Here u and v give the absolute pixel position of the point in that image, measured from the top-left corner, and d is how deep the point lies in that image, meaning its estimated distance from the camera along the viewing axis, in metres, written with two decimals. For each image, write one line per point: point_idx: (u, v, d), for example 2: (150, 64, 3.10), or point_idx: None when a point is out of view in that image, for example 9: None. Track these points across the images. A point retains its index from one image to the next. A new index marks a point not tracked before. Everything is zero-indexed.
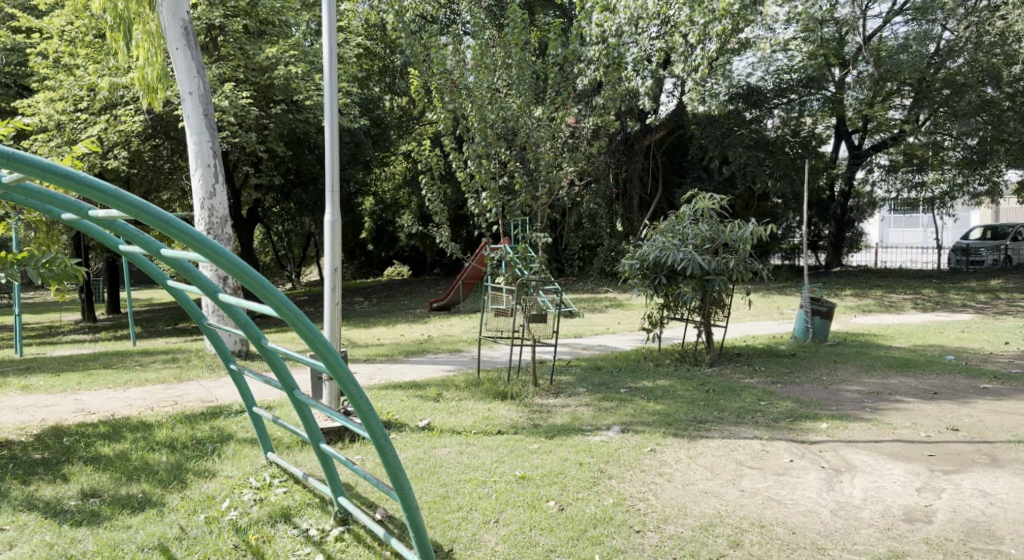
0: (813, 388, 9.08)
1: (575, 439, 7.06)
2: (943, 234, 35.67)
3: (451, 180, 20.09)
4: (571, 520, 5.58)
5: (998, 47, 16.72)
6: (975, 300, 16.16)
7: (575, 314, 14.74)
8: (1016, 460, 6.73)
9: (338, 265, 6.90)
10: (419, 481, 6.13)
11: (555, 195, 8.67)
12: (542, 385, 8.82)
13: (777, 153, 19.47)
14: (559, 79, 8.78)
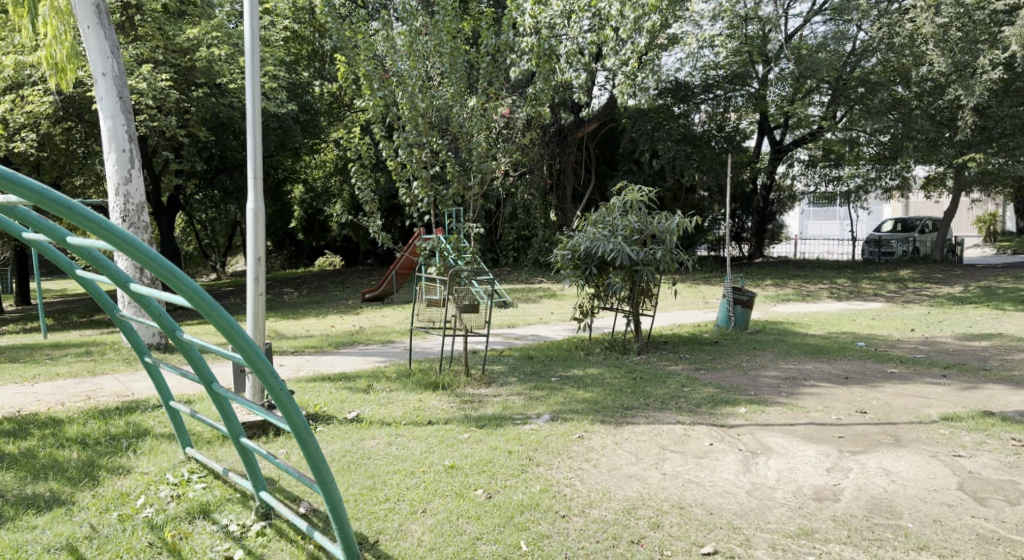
0: (734, 374, 9.39)
1: (505, 429, 7.17)
2: (859, 225, 37.05)
3: (381, 169, 19.96)
4: (497, 508, 5.69)
5: (908, 47, 17.56)
6: (886, 289, 16.90)
7: (508, 305, 14.92)
8: (918, 439, 7.10)
9: (262, 253, 6.85)
10: (346, 474, 6.14)
11: (488, 184, 8.74)
12: (473, 375, 8.89)
13: (704, 147, 20.16)
14: (491, 69, 8.79)
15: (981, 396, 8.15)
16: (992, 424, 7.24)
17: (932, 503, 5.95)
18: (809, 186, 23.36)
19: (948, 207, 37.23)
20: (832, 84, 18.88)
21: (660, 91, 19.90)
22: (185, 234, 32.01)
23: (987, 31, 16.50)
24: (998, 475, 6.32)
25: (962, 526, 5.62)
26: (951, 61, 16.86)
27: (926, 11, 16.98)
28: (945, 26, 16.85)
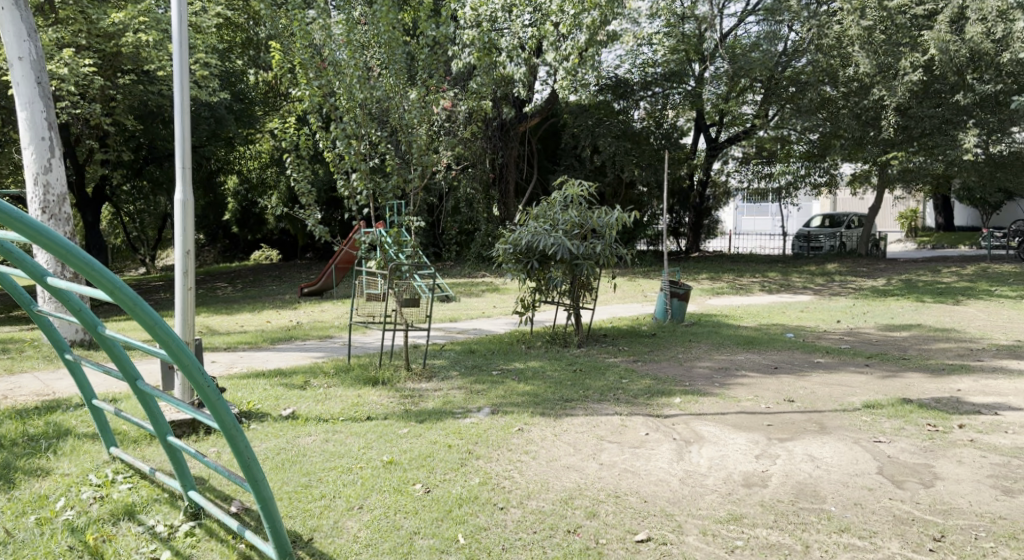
0: (669, 366, 9.60)
1: (446, 423, 7.15)
2: (789, 221, 38.07)
3: (319, 161, 19.83)
4: (436, 502, 5.63)
5: (836, 49, 18.09)
6: (814, 282, 17.42)
7: (451, 299, 14.97)
8: (842, 426, 7.34)
9: (190, 247, 6.78)
10: (280, 472, 6.02)
11: (428, 177, 8.79)
12: (414, 369, 8.86)
13: (642, 143, 20.28)
14: (431, 60, 8.70)
15: (900, 384, 8.48)
16: (909, 410, 7.55)
17: (854, 487, 6.11)
18: (743, 183, 24.29)
19: (872, 203, 38.47)
20: (765, 83, 19.50)
21: (600, 87, 20.29)
22: (112, 227, 31.21)
23: (907, 35, 17.35)
24: (915, 459, 6.52)
25: (880, 508, 5.75)
26: (875, 63, 17.32)
27: (852, 14, 17.44)
28: (870, 29, 17.41)
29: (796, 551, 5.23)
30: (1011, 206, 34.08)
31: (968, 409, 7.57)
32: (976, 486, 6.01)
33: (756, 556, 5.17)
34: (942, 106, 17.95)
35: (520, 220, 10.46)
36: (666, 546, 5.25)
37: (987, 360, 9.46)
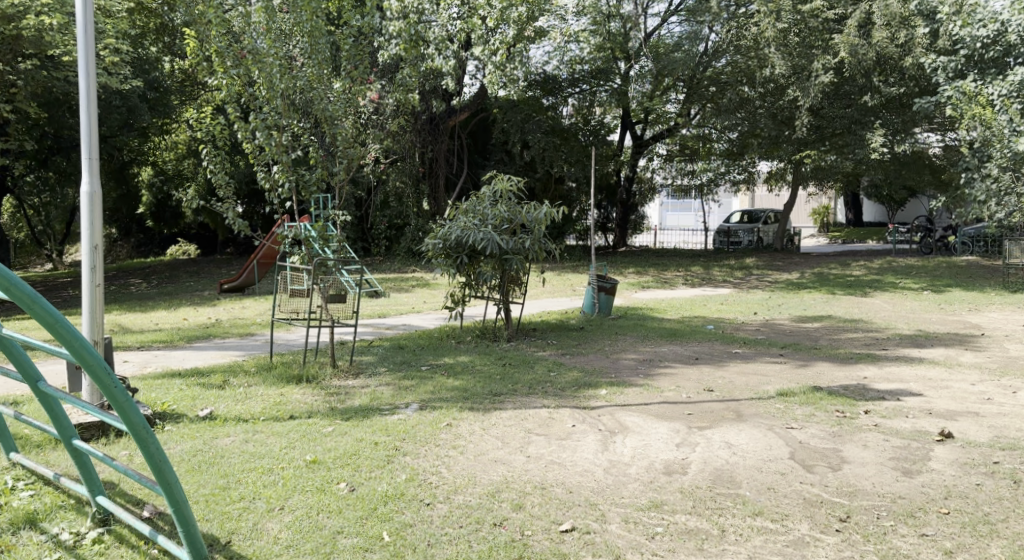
0: (596, 358, 9.81)
1: (372, 420, 6.96)
2: (710, 216, 39.09)
3: (238, 152, 19.57)
4: (360, 500, 5.41)
5: (754, 50, 18.64)
6: (734, 276, 17.96)
7: (380, 294, 15.00)
8: (757, 414, 7.60)
9: (98, 242, 6.67)
10: (197, 474, 5.72)
11: (353, 170, 8.76)
12: (340, 367, 8.74)
13: (570, 139, 20.76)
14: (356, 50, 8.55)
15: (811, 372, 8.89)
16: (819, 397, 7.91)
17: (767, 472, 6.21)
18: (667, 180, 24.99)
19: (787, 199, 39.82)
20: (688, 82, 20.00)
21: (529, 83, 20.29)
22: (15, 221, 30.05)
23: (820, 37, 18.22)
24: (825, 444, 6.73)
25: (792, 491, 5.84)
26: (790, 64, 17.94)
27: (769, 16, 17.85)
28: (785, 31, 18.02)
29: (713, 535, 5.23)
30: (915, 203, 35.77)
31: (873, 395, 7.98)
32: (880, 468, 6.18)
33: (676, 542, 5.15)
34: (851, 106, 18.74)
35: (450, 214, 10.42)
36: (589, 536, 5.20)
37: (892, 349, 9.95)
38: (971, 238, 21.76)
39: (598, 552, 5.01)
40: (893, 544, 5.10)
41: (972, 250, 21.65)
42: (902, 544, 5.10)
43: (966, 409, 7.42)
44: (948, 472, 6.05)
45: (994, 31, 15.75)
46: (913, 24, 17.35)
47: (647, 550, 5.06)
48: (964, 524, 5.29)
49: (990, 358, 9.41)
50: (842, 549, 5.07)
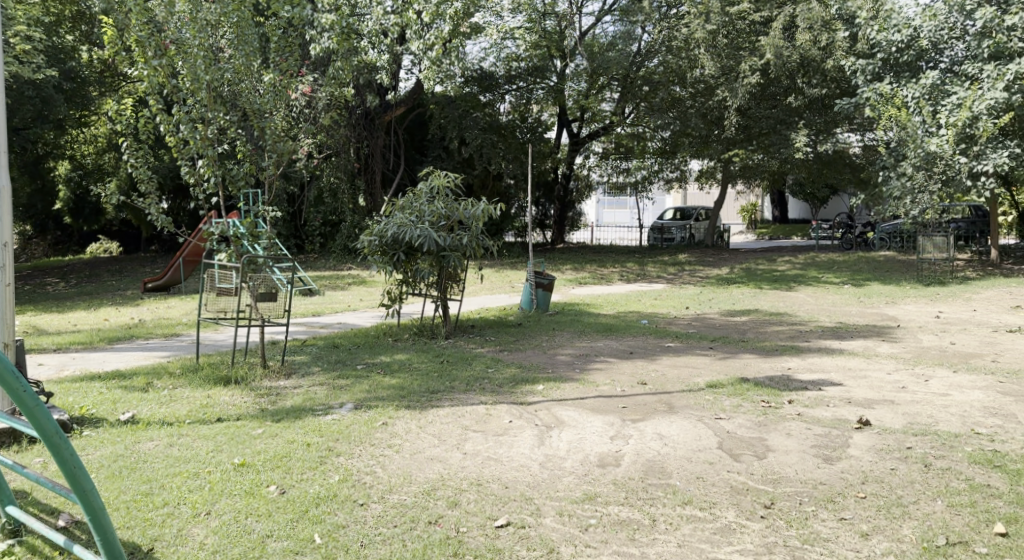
0: (534, 354, 9.93)
1: (304, 420, 6.94)
2: (644, 213, 39.70)
3: (161, 146, 19.16)
4: (291, 503, 5.42)
5: (684, 51, 19.08)
6: (667, 272, 18.32)
7: (314, 293, 14.90)
8: (689, 406, 7.80)
9: (9, 239, 6.42)
10: (117, 480, 5.65)
11: (283, 165, 8.64)
12: (271, 367, 8.66)
13: (508, 137, 20.65)
14: (285, 43, 8.39)
15: (739, 364, 9.17)
16: (746, 388, 8.17)
17: (697, 462, 6.39)
18: (603, 178, 24.93)
19: (717, 197, 40.66)
20: (622, 82, 20.40)
21: (465, 79, 20.31)
22: None
23: (747, 39, 18.90)
24: (750, 433, 6.96)
25: (720, 480, 6.03)
26: (718, 65, 18.58)
27: (698, 19, 18.54)
28: (714, 32, 18.52)
29: (644, 525, 5.40)
30: (838, 200, 36.93)
31: (797, 385, 8.27)
32: (802, 455, 6.42)
33: (609, 533, 5.30)
34: (777, 107, 19.45)
35: (386, 211, 10.31)
36: (524, 530, 5.32)
37: (815, 340, 10.31)
38: (890, 233, 22.71)
39: (532, 546, 5.13)
40: (814, 528, 5.32)
41: (891, 245, 22.61)
42: (822, 528, 5.32)
43: (882, 398, 7.76)
44: (865, 458, 6.32)
45: (908, 37, 16.85)
46: (834, 27, 18.18)
47: (581, 542, 5.19)
48: (879, 507, 5.54)
49: (906, 348, 9.83)
50: (766, 535, 5.26)
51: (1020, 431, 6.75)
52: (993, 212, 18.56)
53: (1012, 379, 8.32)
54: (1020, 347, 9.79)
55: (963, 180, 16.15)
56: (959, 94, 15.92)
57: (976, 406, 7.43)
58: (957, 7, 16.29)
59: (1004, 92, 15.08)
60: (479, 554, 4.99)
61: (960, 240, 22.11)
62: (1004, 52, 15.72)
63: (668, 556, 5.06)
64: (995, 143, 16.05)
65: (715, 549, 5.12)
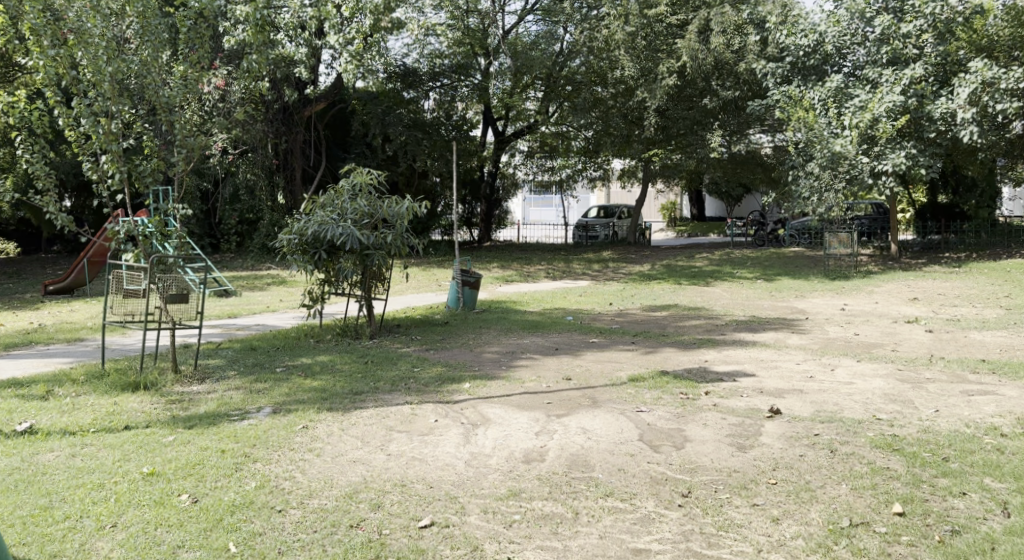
0: (460, 353, 9.92)
1: (219, 427, 6.80)
2: (569, 211, 40.10)
3: (61, 142, 18.51)
4: (204, 512, 5.32)
5: (605, 52, 19.38)
6: (592, 269, 18.55)
7: (230, 294, 14.55)
8: (612, 400, 7.88)
9: None
10: (13, 494, 5.45)
11: (194, 160, 8.42)
12: (183, 372, 8.42)
13: (433, 134, 20.54)
14: (195, 34, 8.13)
15: (659, 358, 9.35)
16: (666, 381, 8.33)
17: (618, 454, 6.47)
18: (529, 176, 25.22)
19: (638, 195, 41.34)
20: (546, 81, 20.69)
21: (388, 75, 20.23)
22: None
23: (664, 42, 19.22)
24: (670, 425, 7.08)
25: (640, 471, 6.13)
26: (638, 67, 18.92)
27: (617, 20, 18.62)
28: (633, 34, 18.78)
29: (567, 518, 5.46)
30: (752, 200, 37.97)
31: (713, 377, 8.48)
32: (718, 445, 6.58)
33: (533, 528, 5.35)
34: (693, 109, 19.72)
35: (306, 208, 10.11)
36: (448, 529, 5.32)
37: (730, 334, 10.57)
38: (800, 229, 23.50)
39: (456, 545, 5.14)
40: (728, 515, 5.46)
41: (801, 241, 23.47)
42: (736, 514, 5.47)
43: (792, 387, 8.01)
44: (776, 445, 6.52)
45: (814, 42, 17.62)
46: (745, 31, 18.92)
47: (505, 538, 5.23)
48: (790, 492, 5.73)
49: (813, 340, 10.18)
50: (683, 523, 5.38)
51: (916, 416, 7.06)
52: (892, 210, 19.38)
53: (911, 366, 8.69)
54: (917, 336, 10.25)
55: (865, 179, 16.67)
56: (861, 98, 16.66)
57: (878, 393, 7.74)
58: (857, 14, 17.16)
59: (902, 95, 16.17)
60: (402, 556, 4.98)
61: (863, 236, 23.05)
62: (900, 58, 16.91)
63: (589, 548, 5.13)
64: (893, 144, 16.79)
65: (634, 540, 5.22)
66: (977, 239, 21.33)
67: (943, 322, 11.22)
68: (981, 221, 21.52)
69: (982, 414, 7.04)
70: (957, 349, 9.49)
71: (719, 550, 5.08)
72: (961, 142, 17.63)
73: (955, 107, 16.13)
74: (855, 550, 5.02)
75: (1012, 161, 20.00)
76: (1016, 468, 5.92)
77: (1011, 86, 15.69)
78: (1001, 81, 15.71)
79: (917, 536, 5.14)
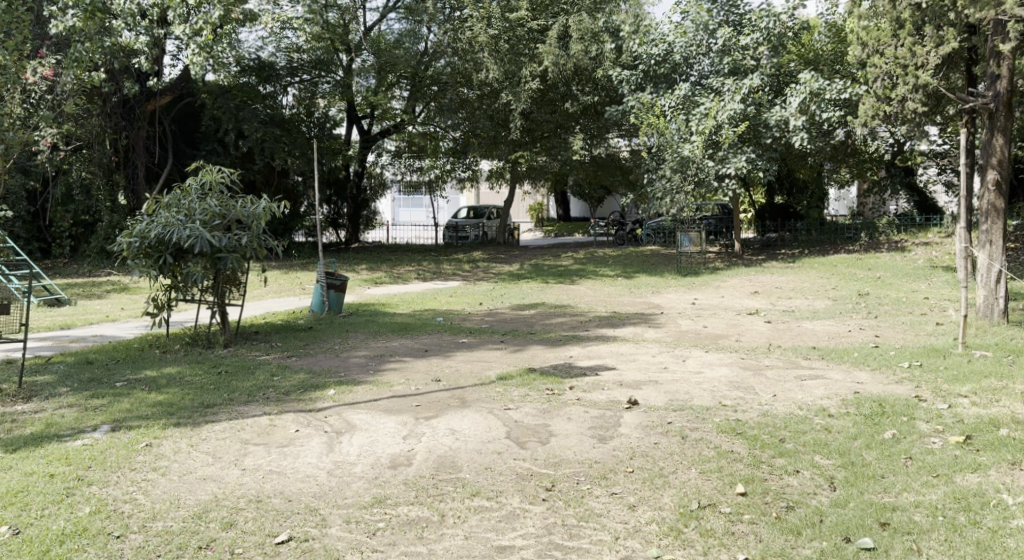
0: (324, 358, 9.59)
1: (47, 448, 6.28)
2: (439, 213, 40.05)
3: None
4: (27, 544, 4.89)
5: (470, 55, 19.28)
6: (462, 269, 18.46)
7: (64, 303, 13.59)
8: (480, 399, 7.78)
9: None
10: None
11: (14, 157, 7.78)
12: (7, 391, 7.72)
13: (292, 131, 20.00)
14: (13, 21, 7.53)
15: (526, 356, 9.38)
16: (533, 378, 8.34)
17: (485, 453, 6.38)
18: (397, 176, 25.05)
19: (505, 196, 41.72)
20: (411, 81, 20.44)
21: (241, 69, 19.37)
22: None
23: (526, 45, 19.27)
24: (536, 421, 7.06)
25: (506, 468, 6.06)
26: (502, 70, 18.89)
27: (480, 22, 18.95)
28: (496, 37, 18.97)
29: (433, 521, 5.32)
30: (612, 199, 38.95)
31: (577, 372, 8.57)
32: (580, 437, 6.60)
33: (397, 535, 5.18)
34: (555, 113, 20.10)
35: (148, 208, 9.51)
36: (307, 543, 5.08)
37: (592, 330, 10.73)
38: (655, 228, 24.61)
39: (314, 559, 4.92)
40: (589, 505, 5.48)
41: (657, 240, 24.27)
42: (596, 504, 5.48)
43: (648, 379, 8.19)
44: (634, 435, 6.60)
45: (663, 51, 18.30)
46: (602, 39, 19.26)
47: (367, 548, 5.04)
48: (645, 479, 5.80)
49: (668, 333, 10.47)
50: (547, 516, 5.36)
51: (758, 400, 7.34)
52: (736, 209, 20.07)
53: (753, 355, 9.05)
54: (758, 327, 10.71)
55: (712, 183, 17.39)
56: (705, 105, 17.47)
57: (723, 381, 8.00)
58: (701, 25, 17.92)
59: (741, 104, 17.01)
60: None
61: (711, 236, 24.00)
62: (740, 68, 17.71)
63: (454, 549, 5.02)
64: (735, 149, 17.56)
65: (499, 537, 5.15)
66: (809, 235, 22.58)
67: (780, 313, 11.81)
68: (811, 219, 22.63)
69: (815, 396, 7.41)
70: (791, 338, 9.96)
71: (579, 541, 5.08)
72: (793, 149, 18.65)
73: (789, 115, 17.16)
74: (704, 531, 5.13)
75: (836, 164, 21.21)
76: (842, 445, 6.21)
77: (834, 97, 16.83)
78: (826, 92, 16.84)
79: (758, 513, 5.30)
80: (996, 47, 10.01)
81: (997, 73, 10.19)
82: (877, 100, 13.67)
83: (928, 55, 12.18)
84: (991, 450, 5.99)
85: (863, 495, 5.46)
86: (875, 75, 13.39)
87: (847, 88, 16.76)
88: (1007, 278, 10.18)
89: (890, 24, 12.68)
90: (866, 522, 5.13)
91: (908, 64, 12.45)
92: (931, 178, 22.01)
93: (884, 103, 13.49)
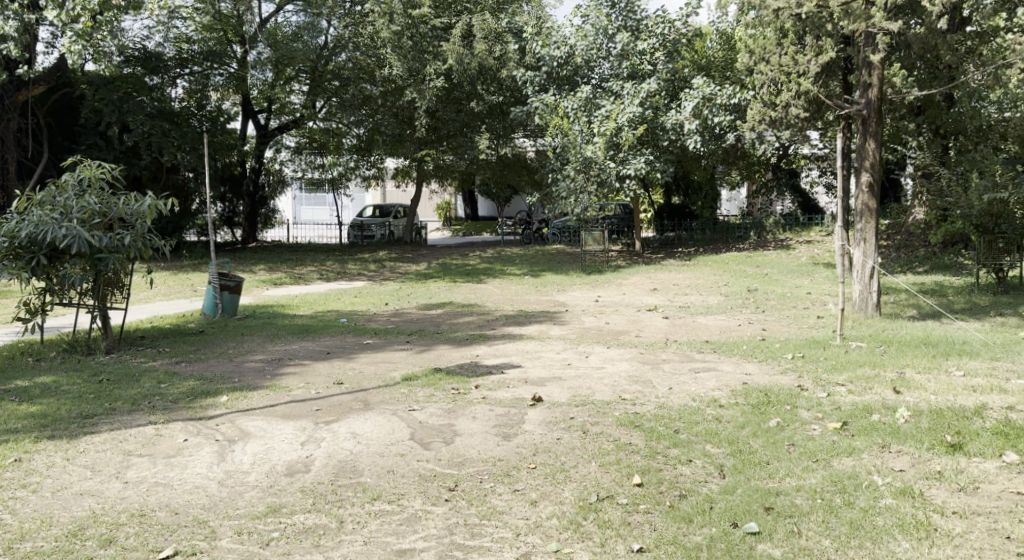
0: (218, 363, 9.25)
1: None
2: (345, 211, 39.42)
3: None
4: None
5: (371, 49, 19.27)
6: (367, 269, 18.17)
7: None
8: (383, 401, 7.64)
9: None
10: None
11: None
12: None
13: (183, 125, 19.26)
14: None
15: (430, 355, 9.28)
16: (438, 378, 8.24)
17: (388, 455, 6.25)
18: (297, 173, 24.83)
19: (414, 195, 41.42)
20: (310, 75, 19.84)
21: (125, 59, 18.48)
22: None
23: (429, 43, 19.22)
24: (439, 421, 6.97)
25: (408, 470, 5.95)
26: (405, 66, 18.91)
27: (382, 18, 18.59)
28: (398, 33, 18.72)
29: (330, 528, 5.17)
30: (518, 199, 39.09)
31: (480, 371, 8.52)
32: (484, 436, 6.55)
33: (291, 544, 5.01)
34: (461, 112, 19.98)
35: (19, 206, 8.95)
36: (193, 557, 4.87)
37: (498, 328, 10.71)
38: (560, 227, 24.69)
39: None
40: (490, 503, 5.43)
41: (561, 239, 24.20)
42: (497, 502, 5.44)
43: (551, 375, 8.21)
44: (537, 431, 6.59)
45: (565, 53, 18.50)
46: (505, 40, 19.48)
47: None
48: (546, 474, 5.79)
49: (571, 330, 10.54)
50: (448, 517, 5.28)
51: (654, 393, 7.45)
52: (637, 209, 20.21)
53: (651, 350, 9.20)
54: (656, 322, 10.91)
55: (613, 183, 17.61)
56: (605, 107, 17.75)
57: (623, 375, 8.08)
58: (601, 30, 18.35)
59: (639, 107, 17.45)
60: None
61: (612, 235, 24.33)
62: (638, 73, 18.29)
63: (351, 556, 4.89)
64: (635, 151, 18.00)
65: (399, 541, 5.05)
66: (703, 235, 22.97)
67: (678, 308, 12.06)
68: (704, 219, 23.12)
69: (707, 387, 7.57)
70: (688, 333, 10.16)
71: (480, 540, 5.03)
72: (689, 152, 18.99)
73: (682, 119, 17.65)
74: (601, 522, 5.15)
75: (728, 166, 21.80)
76: (732, 433, 6.36)
77: (724, 101, 17.48)
78: (717, 97, 17.50)
79: (652, 503, 5.37)
80: (867, 57, 10.49)
81: (870, 81, 10.66)
82: (763, 106, 14.31)
83: (809, 64, 12.39)
84: (865, 434, 6.23)
85: (750, 482, 5.59)
86: (762, 82, 13.72)
87: (736, 93, 17.47)
88: (879, 273, 10.64)
89: (775, 34, 13.09)
90: (753, 507, 5.25)
91: (792, 71, 12.69)
92: (815, 179, 22.96)
93: (769, 109, 14.10)
